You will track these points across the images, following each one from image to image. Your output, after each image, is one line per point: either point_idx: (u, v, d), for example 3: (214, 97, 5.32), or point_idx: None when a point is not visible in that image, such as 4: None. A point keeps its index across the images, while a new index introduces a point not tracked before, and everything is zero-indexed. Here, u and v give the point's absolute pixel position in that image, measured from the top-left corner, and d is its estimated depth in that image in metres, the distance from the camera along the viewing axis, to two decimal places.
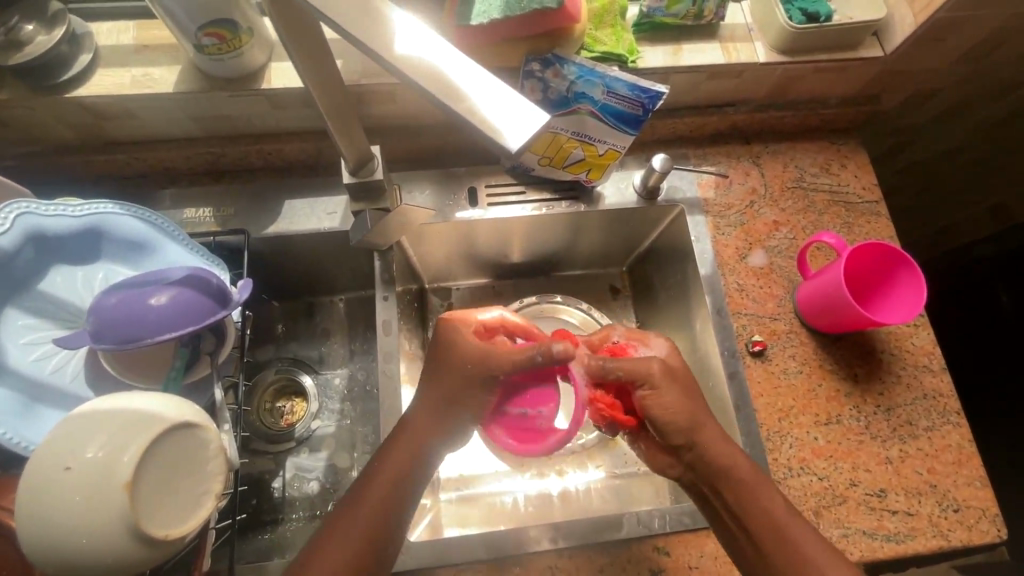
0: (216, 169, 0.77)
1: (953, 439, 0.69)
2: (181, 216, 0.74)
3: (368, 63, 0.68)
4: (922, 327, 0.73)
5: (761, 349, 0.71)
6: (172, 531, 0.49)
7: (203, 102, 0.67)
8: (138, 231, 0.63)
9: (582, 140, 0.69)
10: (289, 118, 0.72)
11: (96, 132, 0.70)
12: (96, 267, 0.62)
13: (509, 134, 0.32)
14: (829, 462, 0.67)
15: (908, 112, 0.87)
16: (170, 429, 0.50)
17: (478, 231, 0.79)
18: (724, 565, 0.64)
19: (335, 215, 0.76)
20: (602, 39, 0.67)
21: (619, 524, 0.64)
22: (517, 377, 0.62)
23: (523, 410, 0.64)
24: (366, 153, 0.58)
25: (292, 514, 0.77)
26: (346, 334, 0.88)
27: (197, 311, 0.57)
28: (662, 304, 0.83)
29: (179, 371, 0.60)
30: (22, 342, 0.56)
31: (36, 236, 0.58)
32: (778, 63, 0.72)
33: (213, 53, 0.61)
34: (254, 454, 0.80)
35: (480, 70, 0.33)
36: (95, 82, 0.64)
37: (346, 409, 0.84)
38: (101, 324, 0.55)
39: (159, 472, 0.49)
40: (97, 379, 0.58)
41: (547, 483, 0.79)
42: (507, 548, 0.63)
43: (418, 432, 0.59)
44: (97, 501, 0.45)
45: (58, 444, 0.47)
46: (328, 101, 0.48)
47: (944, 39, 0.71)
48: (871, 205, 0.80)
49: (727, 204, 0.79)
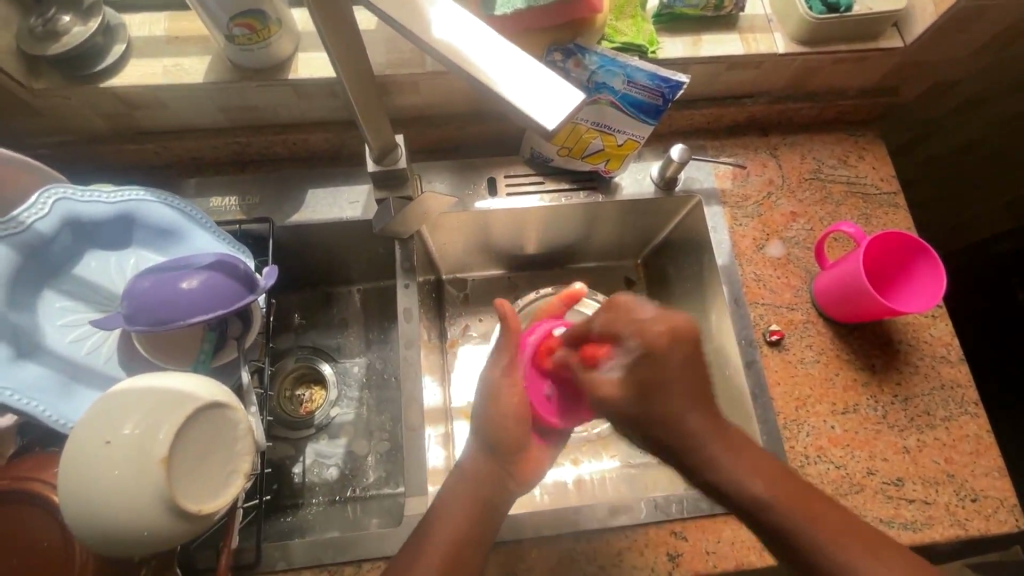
0: (241, 159, 0.78)
1: (970, 429, 0.69)
2: (207, 204, 0.75)
3: (393, 54, 0.69)
4: (939, 318, 0.73)
5: (778, 338, 0.72)
6: (204, 506, 0.51)
7: (232, 92, 0.68)
8: (168, 218, 0.65)
9: (602, 130, 0.70)
10: (315, 109, 0.74)
11: (127, 122, 0.72)
12: (128, 252, 0.63)
13: (542, 114, 0.32)
14: (846, 450, 0.68)
15: (928, 105, 0.87)
16: (202, 409, 0.51)
17: (497, 221, 0.80)
18: (741, 550, 0.64)
19: (358, 204, 0.77)
20: (623, 30, 0.68)
21: (637, 508, 0.65)
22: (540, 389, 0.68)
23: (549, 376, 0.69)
24: (390, 142, 0.59)
25: (312, 499, 0.78)
26: (362, 324, 0.89)
27: (227, 295, 0.58)
28: (678, 294, 0.84)
29: (208, 354, 0.62)
30: (59, 324, 0.58)
31: (72, 221, 0.60)
32: (797, 54, 0.72)
33: (243, 43, 0.62)
34: (276, 440, 0.81)
35: (516, 54, 0.34)
36: (128, 72, 0.66)
37: (364, 397, 0.85)
38: (134, 307, 0.56)
39: (192, 451, 0.50)
40: (131, 360, 0.60)
41: (562, 472, 0.80)
42: (525, 532, 0.64)
43: (466, 492, 0.59)
44: (134, 477, 0.47)
45: (97, 421, 0.48)
46: (358, 91, 0.49)
47: (964, 30, 0.71)
48: (889, 197, 0.80)
49: (744, 195, 0.79)
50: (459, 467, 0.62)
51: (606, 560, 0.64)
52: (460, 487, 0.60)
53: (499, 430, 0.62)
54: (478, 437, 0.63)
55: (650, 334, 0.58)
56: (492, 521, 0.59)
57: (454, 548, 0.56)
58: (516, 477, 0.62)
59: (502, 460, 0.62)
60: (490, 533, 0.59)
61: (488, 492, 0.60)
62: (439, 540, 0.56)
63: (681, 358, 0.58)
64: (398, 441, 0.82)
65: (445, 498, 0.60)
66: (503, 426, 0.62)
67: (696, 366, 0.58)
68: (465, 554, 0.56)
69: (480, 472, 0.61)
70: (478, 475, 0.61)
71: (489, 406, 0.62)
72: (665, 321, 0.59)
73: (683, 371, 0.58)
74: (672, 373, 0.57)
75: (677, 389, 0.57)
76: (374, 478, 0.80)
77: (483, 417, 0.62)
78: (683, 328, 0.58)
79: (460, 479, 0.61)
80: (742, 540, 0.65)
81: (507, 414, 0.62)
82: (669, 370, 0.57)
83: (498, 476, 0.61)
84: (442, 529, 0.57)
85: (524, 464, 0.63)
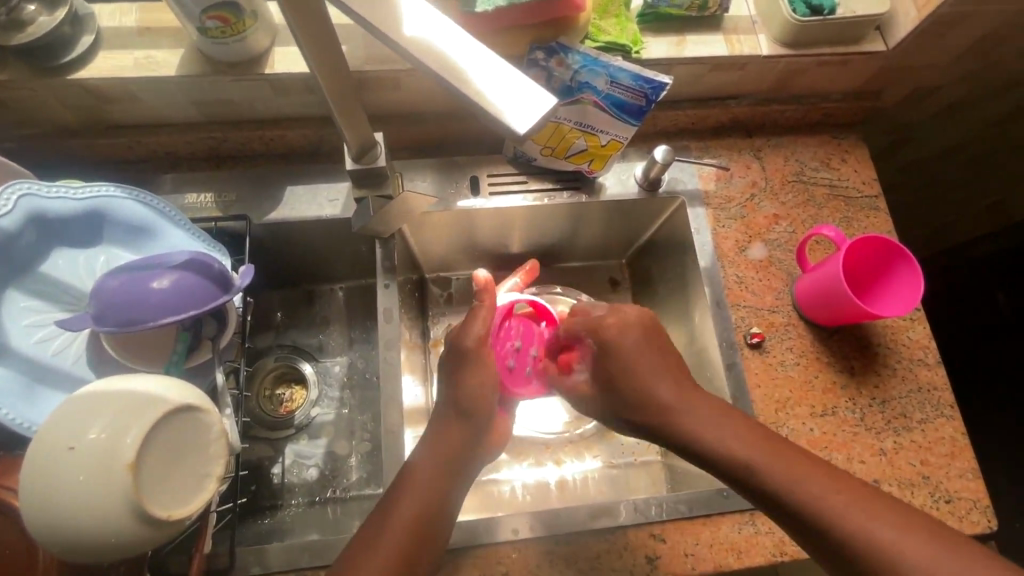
0: (218, 155, 0.77)
1: (947, 432, 0.70)
2: (182, 201, 0.73)
3: (373, 49, 0.67)
4: (917, 322, 0.74)
5: (759, 341, 0.72)
6: (174, 512, 0.49)
7: (207, 86, 0.66)
8: (140, 215, 0.63)
9: (585, 130, 0.69)
10: (293, 104, 0.72)
11: (97, 115, 0.70)
12: (98, 250, 0.62)
13: (513, 116, 0.32)
14: (824, 453, 0.68)
15: (912, 107, 0.87)
16: (174, 412, 0.50)
17: (480, 220, 0.79)
18: (719, 552, 0.65)
19: (337, 202, 0.76)
20: (606, 29, 0.67)
21: (616, 511, 0.65)
22: (509, 357, 0.71)
23: (513, 348, 0.72)
24: (369, 139, 0.58)
25: (291, 500, 0.77)
26: (345, 323, 0.88)
27: (200, 295, 0.57)
28: (662, 295, 0.84)
29: (180, 355, 0.60)
30: (24, 324, 0.57)
31: (37, 218, 0.58)
32: (781, 55, 0.72)
33: (216, 36, 0.60)
34: (253, 441, 0.80)
35: (488, 54, 0.33)
36: (97, 65, 0.64)
37: (345, 397, 0.84)
38: (103, 307, 0.55)
39: (163, 457, 0.49)
40: (99, 362, 0.59)
41: (544, 472, 0.80)
42: (503, 535, 0.64)
43: (429, 463, 0.58)
44: (102, 483, 0.45)
45: (62, 425, 0.47)
46: (333, 91, 0.48)
47: (946, 34, 0.71)
48: (871, 200, 0.80)
49: (727, 197, 0.79)
50: (425, 436, 0.61)
51: (583, 564, 0.64)
52: (425, 457, 0.59)
53: (471, 399, 0.61)
54: (449, 401, 0.61)
55: (601, 332, 0.64)
56: (454, 493, 0.58)
57: (417, 521, 0.55)
58: (485, 441, 0.63)
59: (473, 426, 0.61)
60: (452, 509, 0.58)
61: (457, 461, 0.59)
62: (410, 516, 0.55)
63: (635, 341, 0.62)
64: (379, 441, 0.81)
65: (412, 465, 0.59)
66: (478, 395, 0.61)
67: (655, 344, 0.63)
68: (427, 528, 0.55)
69: (446, 439, 0.60)
70: (446, 442, 0.60)
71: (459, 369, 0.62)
72: (617, 314, 0.64)
73: (640, 343, 0.62)
74: (624, 355, 0.62)
75: (641, 365, 0.61)
76: (355, 479, 0.79)
77: (451, 383, 0.62)
78: (633, 317, 0.64)
79: (429, 448, 0.59)
80: (721, 542, 0.65)
81: (478, 383, 0.61)
82: (623, 348, 0.62)
83: (470, 441, 0.61)
84: (408, 506, 0.56)
85: (494, 428, 0.65)
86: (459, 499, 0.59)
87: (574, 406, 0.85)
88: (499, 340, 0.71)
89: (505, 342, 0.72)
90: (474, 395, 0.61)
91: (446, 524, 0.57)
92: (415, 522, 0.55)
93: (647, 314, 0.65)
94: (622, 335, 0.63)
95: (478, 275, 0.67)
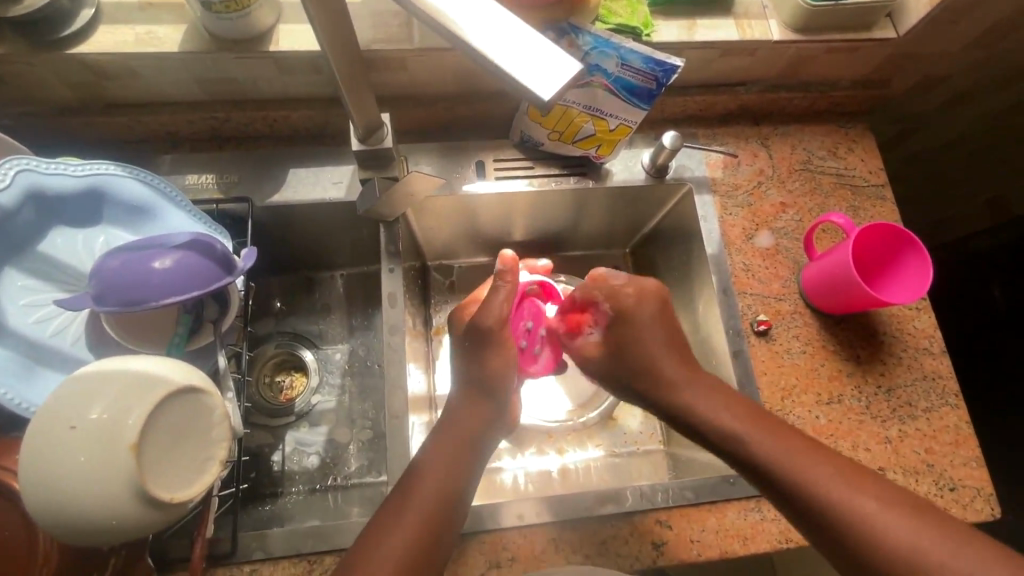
0: (219, 135, 0.75)
1: (951, 420, 0.70)
2: (183, 182, 0.72)
3: (380, 27, 0.66)
4: (923, 311, 0.74)
5: (765, 328, 0.72)
6: (177, 494, 0.48)
7: (209, 63, 0.65)
8: (141, 194, 0.62)
9: (593, 114, 0.69)
10: (297, 84, 0.71)
11: (96, 93, 0.69)
12: (97, 230, 0.60)
13: (537, 84, 0.31)
14: (830, 440, 0.68)
15: (919, 97, 0.87)
16: (175, 394, 0.48)
17: (486, 205, 0.78)
18: (725, 538, 0.65)
19: (341, 184, 0.75)
20: (617, 11, 0.66)
21: (622, 498, 0.65)
22: (523, 335, 0.70)
23: (525, 327, 0.70)
24: (376, 119, 0.57)
25: (292, 488, 0.76)
26: (346, 310, 0.87)
27: (203, 276, 0.56)
28: (667, 284, 0.84)
29: (183, 337, 0.59)
30: (22, 303, 0.55)
31: (36, 195, 0.56)
32: (792, 41, 0.71)
33: (221, 11, 0.59)
34: (253, 427, 0.79)
35: (509, 20, 0.32)
36: (96, 40, 0.62)
37: (346, 384, 0.83)
38: (103, 287, 0.54)
39: (165, 439, 0.48)
40: (99, 343, 0.58)
41: (547, 461, 0.80)
42: (508, 521, 0.63)
43: (442, 452, 0.59)
44: (104, 463, 0.44)
45: (62, 405, 0.46)
46: (342, 67, 0.47)
47: (957, 22, 0.71)
48: (877, 189, 0.80)
49: (734, 184, 0.79)
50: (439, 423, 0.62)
51: (588, 550, 0.64)
52: (435, 452, 0.58)
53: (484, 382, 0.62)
54: (464, 385, 0.63)
55: (621, 298, 0.66)
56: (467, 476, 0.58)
57: (432, 508, 0.55)
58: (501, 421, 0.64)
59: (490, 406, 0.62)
60: (464, 498, 0.57)
61: (463, 448, 0.59)
62: (421, 500, 0.55)
63: (651, 314, 0.66)
64: (381, 429, 0.80)
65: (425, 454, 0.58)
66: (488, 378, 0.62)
67: (665, 320, 0.66)
68: (438, 519, 0.55)
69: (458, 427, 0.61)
70: (458, 430, 0.60)
71: (471, 354, 0.62)
72: (635, 285, 0.67)
73: (652, 319, 0.65)
74: (635, 331, 0.65)
75: (650, 338, 0.65)
76: (356, 468, 0.79)
77: (464, 366, 0.63)
78: (651, 289, 0.67)
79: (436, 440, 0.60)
80: (727, 528, 0.65)
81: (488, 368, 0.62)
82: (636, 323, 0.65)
83: (481, 425, 0.61)
84: (420, 493, 0.55)
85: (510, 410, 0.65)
86: (472, 482, 0.59)
87: (576, 395, 0.84)
88: (513, 321, 0.70)
89: (519, 321, 0.70)
90: (483, 379, 0.62)
91: (458, 509, 0.56)
92: (427, 511, 0.55)
93: (663, 287, 0.68)
94: (642, 303, 0.66)
95: (506, 254, 0.61)
